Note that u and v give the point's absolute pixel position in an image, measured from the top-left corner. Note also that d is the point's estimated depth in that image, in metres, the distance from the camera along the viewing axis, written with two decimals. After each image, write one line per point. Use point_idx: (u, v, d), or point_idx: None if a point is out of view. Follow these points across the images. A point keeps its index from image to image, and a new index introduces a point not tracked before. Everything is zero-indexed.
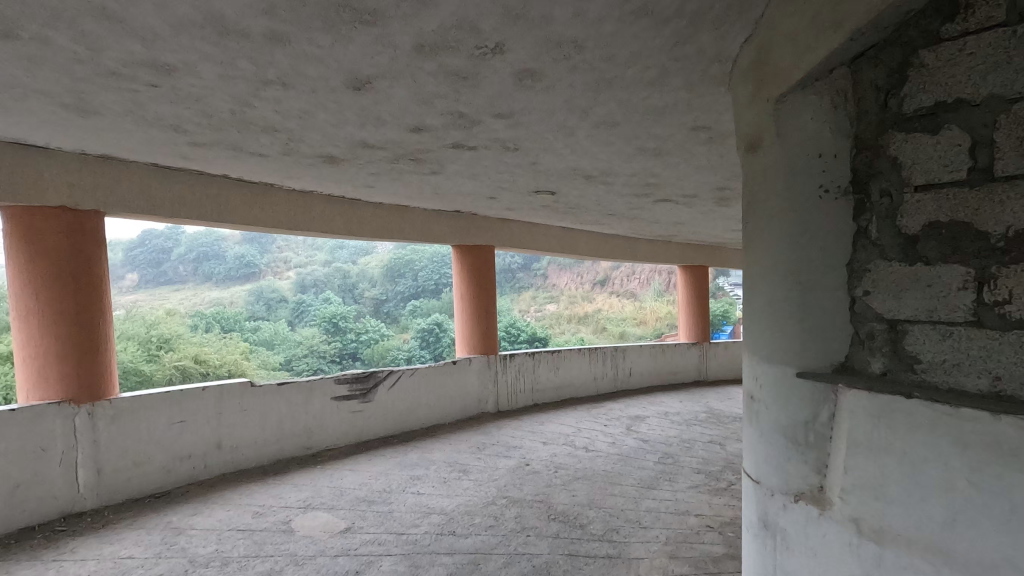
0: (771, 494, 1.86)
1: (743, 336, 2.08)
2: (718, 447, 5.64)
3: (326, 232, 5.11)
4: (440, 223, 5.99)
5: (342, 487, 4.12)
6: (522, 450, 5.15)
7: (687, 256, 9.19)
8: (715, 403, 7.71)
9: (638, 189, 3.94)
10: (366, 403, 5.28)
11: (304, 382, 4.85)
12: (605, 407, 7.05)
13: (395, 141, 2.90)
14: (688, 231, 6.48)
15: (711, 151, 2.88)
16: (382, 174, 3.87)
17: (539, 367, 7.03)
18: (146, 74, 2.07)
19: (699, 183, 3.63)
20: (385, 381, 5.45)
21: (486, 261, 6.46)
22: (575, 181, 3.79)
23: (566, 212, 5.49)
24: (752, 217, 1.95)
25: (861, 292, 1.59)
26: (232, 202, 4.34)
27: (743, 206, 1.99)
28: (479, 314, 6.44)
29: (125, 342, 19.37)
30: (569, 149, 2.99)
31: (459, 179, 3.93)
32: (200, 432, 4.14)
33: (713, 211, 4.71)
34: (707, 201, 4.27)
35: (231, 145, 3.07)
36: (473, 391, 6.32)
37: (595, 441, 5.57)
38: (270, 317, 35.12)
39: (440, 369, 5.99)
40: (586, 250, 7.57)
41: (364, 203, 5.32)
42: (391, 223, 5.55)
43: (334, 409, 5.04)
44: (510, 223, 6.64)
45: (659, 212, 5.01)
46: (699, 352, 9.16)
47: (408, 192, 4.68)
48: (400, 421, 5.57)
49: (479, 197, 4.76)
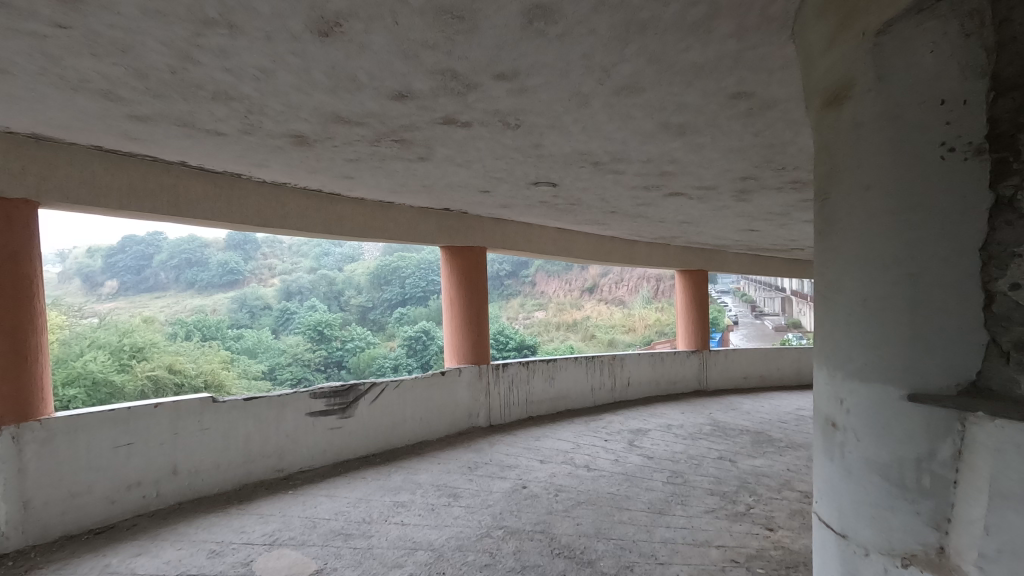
0: (864, 553, 1.41)
1: (814, 345, 1.63)
2: (729, 464, 5.22)
3: (301, 231, 4.64)
4: (428, 222, 5.54)
5: (316, 518, 3.62)
6: (517, 471, 4.68)
7: (686, 260, 8.81)
8: (719, 415, 7.31)
9: (649, 179, 3.52)
10: (346, 419, 4.78)
11: (276, 397, 4.34)
12: (604, 420, 6.61)
13: (374, 113, 2.44)
14: (692, 233, 6.09)
15: (746, 127, 2.45)
16: (360, 162, 3.41)
17: (533, 377, 6.57)
18: (45, 6, 1.59)
19: (720, 171, 3.21)
20: (367, 394, 4.95)
21: (478, 264, 6.01)
22: (580, 169, 3.36)
23: (564, 209, 5.06)
24: (832, 191, 1.51)
25: (1007, 285, 1.15)
26: (191, 193, 3.86)
27: (820, 176, 1.56)
28: (471, 320, 5.97)
29: (96, 351, 18.55)
30: (579, 126, 2.55)
31: (449, 168, 3.48)
32: (151, 456, 3.62)
33: (726, 207, 4.31)
34: (723, 195, 3.86)
35: (181, 119, 2.60)
36: (463, 404, 5.85)
37: (597, 459, 5.11)
38: (253, 325, 34.31)
39: (428, 380, 5.50)
40: (582, 253, 7.16)
41: (344, 199, 4.85)
42: (374, 221, 5.09)
43: (309, 426, 4.53)
44: (503, 223, 6.21)
45: (667, 209, 4.60)
46: (699, 361, 8.77)
47: (391, 184, 4.22)
48: (384, 438, 5.07)
49: (471, 191, 4.31)
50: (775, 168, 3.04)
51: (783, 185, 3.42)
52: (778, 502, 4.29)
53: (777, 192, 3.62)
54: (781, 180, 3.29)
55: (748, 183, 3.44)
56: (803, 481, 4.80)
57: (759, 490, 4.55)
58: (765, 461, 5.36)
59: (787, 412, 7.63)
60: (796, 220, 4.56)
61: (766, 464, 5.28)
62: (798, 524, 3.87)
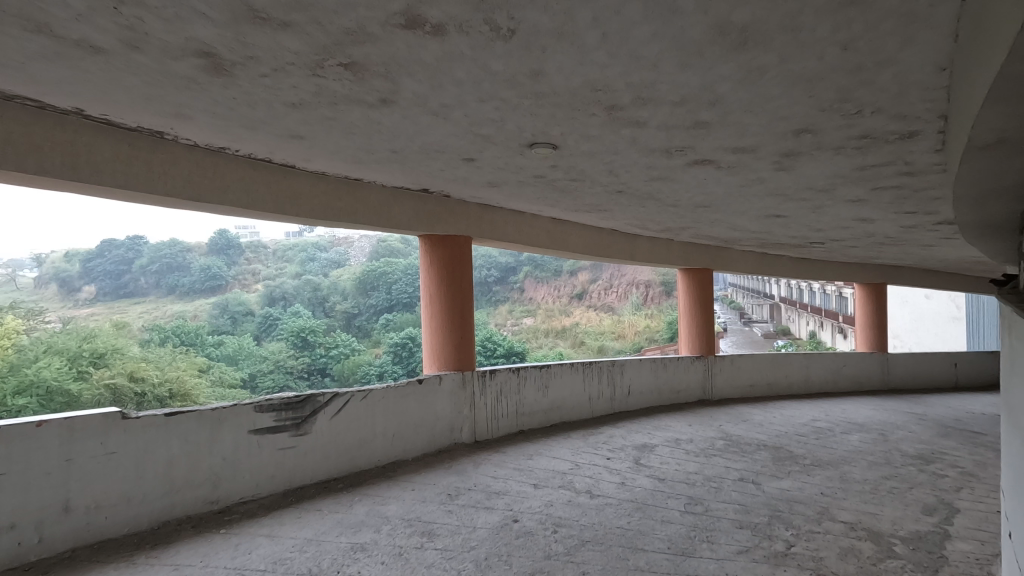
0: None
1: None
2: (753, 487, 4.48)
3: (247, 210, 3.85)
4: (404, 205, 4.77)
5: (247, 570, 2.80)
6: (507, 500, 3.88)
7: (691, 258, 8.11)
8: (729, 427, 6.59)
9: (675, 135, 2.78)
10: (301, 436, 3.97)
11: (211, 411, 3.51)
12: (604, 434, 5.85)
13: (301, 3, 1.68)
14: (705, 222, 5.37)
15: (836, 31, 1.72)
16: (306, 108, 2.64)
17: (525, 386, 5.80)
18: None
19: (770, 121, 2.48)
20: (327, 407, 4.13)
21: (462, 255, 5.26)
22: (590, 119, 2.61)
23: (563, 189, 4.31)
24: None
25: None
26: (96, 155, 3.08)
27: None
28: (453, 320, 5.20)
29: (54, 356, 17.41)
30: (598, 31, 1.80)
31: (420, 117, 2.72)
32: (33, 490, 2.80)
33: (757, 183, 3.59)
34: (761, 162, 3.13)
35: (26, 18, 1.81)
36: (444, 417, 5.05)
37: (600, 483, 4.33)
38: (233, 331, 33.23)
39: (402, 390, 4.70)
40: (579, 247, 6.43)
41: (303, 173, 4.07)
42: (339, 201, 4.32)
43: (253, 447, 3.71)
44: (491, 210, 5.47)
45: (685, 187, 3.88)
46: (704, 368, 8.07)
47: (354, 150, 3.44)
48: (348, 459, 4.27)
49: (452, 161, 3.54)
50: (847, 113, 2.32)
51: (844, 144, 2.69)
52: (822, 538, 3.54)
53: (833, 157, 2.91)
54: (845, 134, 2.57)
55: (801, 141, 2.71)
56: (843, 508, 4.07)
57: (794, 521, 3.80)
58: (793, 483, 4.63)
59: (802, 425, 6.94)
60: (836, 200, 3.86)
61: (795, 486, 4.54)
62: (854, 568, 3.13)
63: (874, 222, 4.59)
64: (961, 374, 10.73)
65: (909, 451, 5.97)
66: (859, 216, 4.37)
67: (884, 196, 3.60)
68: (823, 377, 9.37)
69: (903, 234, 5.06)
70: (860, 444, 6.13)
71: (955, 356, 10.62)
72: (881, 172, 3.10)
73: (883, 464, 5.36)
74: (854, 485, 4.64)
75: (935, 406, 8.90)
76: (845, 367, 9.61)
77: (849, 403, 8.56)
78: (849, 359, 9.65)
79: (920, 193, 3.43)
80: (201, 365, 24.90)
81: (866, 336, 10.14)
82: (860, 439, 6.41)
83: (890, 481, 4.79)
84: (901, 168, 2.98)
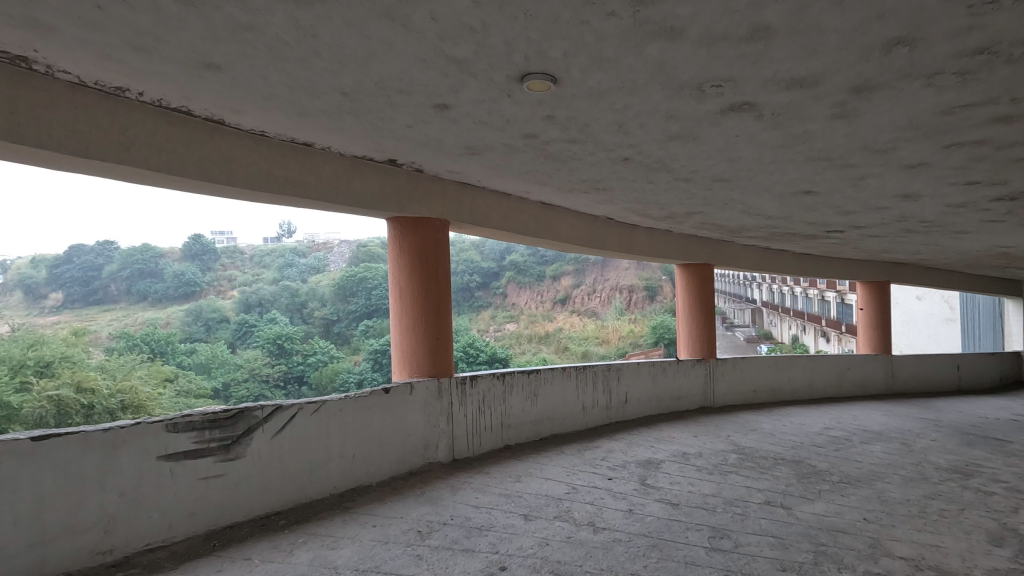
0: None
1: None
2: (783, 513, 3.76)
3: (162, 176, 3.04)
4: (367, 179, 4.00)
5: None
6: (491, 538, 3.10)
7: (691, 251, 7.44)
8: (738, 438, 5.91)
9: (717, 55, 2.06)
10: (231, 461, 3.15)
11: (101, 432, 2.68)
12: (602, 448, 5.11)
13: None
14: (717, 204, 4.69)
15: None
16: (206, 5, 1.87)
17: (510, 395, 5.03)
18: None
19: (861, 21, 1.76)
20: (265, 424, 3.32)
21: (437, 240, 4.49)
22: (608, 23, 1.87)
23: (558, 157, 3.58)
24: None
25: None
26: None
27: None
28: (427, 318, 4.42)
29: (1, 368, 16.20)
30: None
31: (369, 24, 1.95)
32: None
33: (800, 139, 2.89)
34: (819, 105, 2.43)
35: None
36: (415, 432, 4.25)
37: (604, 512, 3.57)
38: (204, 338, 31.99)
39: (364, 402, 3.90)
40: (570, 236, 5.72)
41: (235, 133, 3.27)
42: (285, 171, 3.52)
43: (164, 477, 2.88)
44: (471, 190, 4.72)
45: (709, 149, 3.17)
46: (705, 372, 7.41)
47: (294, 94, 2.67)
48: (292, 488, 3.44)
49: (420, 109, 2.78)
50: (978, 4, 1.63)
51: (945, 66, 2.00)
52: None
53: (919, 91, 2.21)
54: (956, 46, 1.87)
55: (887, 61, 2.01)
56: (895, 539, 3.38)
57: (845, 558, 3.10)
58: (828, 507, 3.92)
59: (817, 434, 6.29)
60: (890, 166, 3.18)
61: (832, 510, 3.85)
62: None
63: (918, 200, 3.95)
64: (965, 377, 10.27)
65: (940, 463, 5.32)
66: (905, 191, 3.71)
67: (955, 157, 2.93)
68: (827, 381, 8.80)
69: (943, 216, 4.42)
70: (885, 456, 5.48)
71: (958, 357, 10.15)
72: (969, 118, 2.42)
73: (920, 480, 4.70)
74: (898, 507, 3.96)
75: (946, 410, 8.36)
76: (849, 371, 9.06)
77: (857, 409, 7.97)
78: (853, 361, 9.09)
79: (1004, 150, 2.76)
80: (165, 375, 23.72)
81: (870, 337, 9.60)
82: (882, 449, 5.77)
83: (936, 502, 4.12)
84: (1002, 108, 2.30)
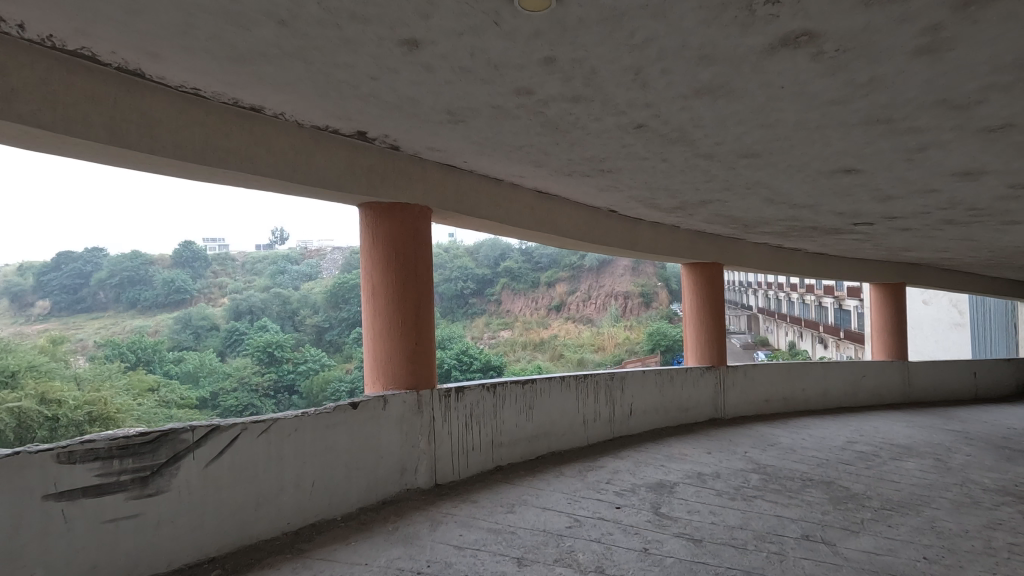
0: None
1: None
2: (828, 551, 3.14)
3: (65, 138, 2.43)
4: (333, 155, 3.39)
5: None
6: None
7: (698, 249, 6.86)
8: (757, 454, 5.31)
9: None
10: (150, 497, 2.51)
11: None
12: (607, 469, 4.49)
13: None
14: (738, 189, 4.11)
15: None
16: None
17: (502, 408, 4.41)
18: None
19: None
20: (197, 449, 2.68)
21: (416, 230, 3.87)
22: None
23: (558, 124, 2.98)
24: None
25: None
26: None
27: None
28: (405, 321, 3.79)
29: None
30: None
31: None
32: None
33: (862, 88, 2.30)
34: (904, 31, 1.85)
35: None
36: (388, 454, 3.61)
37: (614, 554, 2.94)
38: (189, 345, 31.13)
39: (327, 420, 3.27)
40: (568, 230, 5.12)
41: (163, 91, 2.66)
42: (229, 140, 2.91)
43: (54, 521, 2.25)
44: (456, 173, 4.12)
45: (744, 107, 2.58)
46: (715, 381, 6.81)
47: (218, 26, 2.07)
48: (230, 530, 2.79)
49: (384, 48, 2.18)
50: None
51: None
52: None
53: None
54: None
55: None
56: None
57: None
58: (878, 542, 3.31)
59: (842, 449, 5.69)
60: (963, 130, 2.60)
61: (884, 547, 3.24)
62: None
63: (978, 179, 3.37)
64: (982, 385, 9.72)
65: (986, 483, 4.73)
66: (968, 166, 3.13)
67: None
68: (842, 389, 8.21)
69: (997, 201, 3.85)
70: (924, 475, 4.87)
71: (976, 364, 9.59)
72: None
73: (971, 504, 4.11)
74: (959, 541, 3.35)
75: (971, 421, 7.78)
76: (865, 378, 8.48)
77: (877, 420, 7.37)
78: (869, 368, 8.51)
79: None
80: (147, 384, 22.93)
81: (885, 342, 9.03)
82: (917, 467, 5.17)
83: (1000, 534, 3.52)
84: None
